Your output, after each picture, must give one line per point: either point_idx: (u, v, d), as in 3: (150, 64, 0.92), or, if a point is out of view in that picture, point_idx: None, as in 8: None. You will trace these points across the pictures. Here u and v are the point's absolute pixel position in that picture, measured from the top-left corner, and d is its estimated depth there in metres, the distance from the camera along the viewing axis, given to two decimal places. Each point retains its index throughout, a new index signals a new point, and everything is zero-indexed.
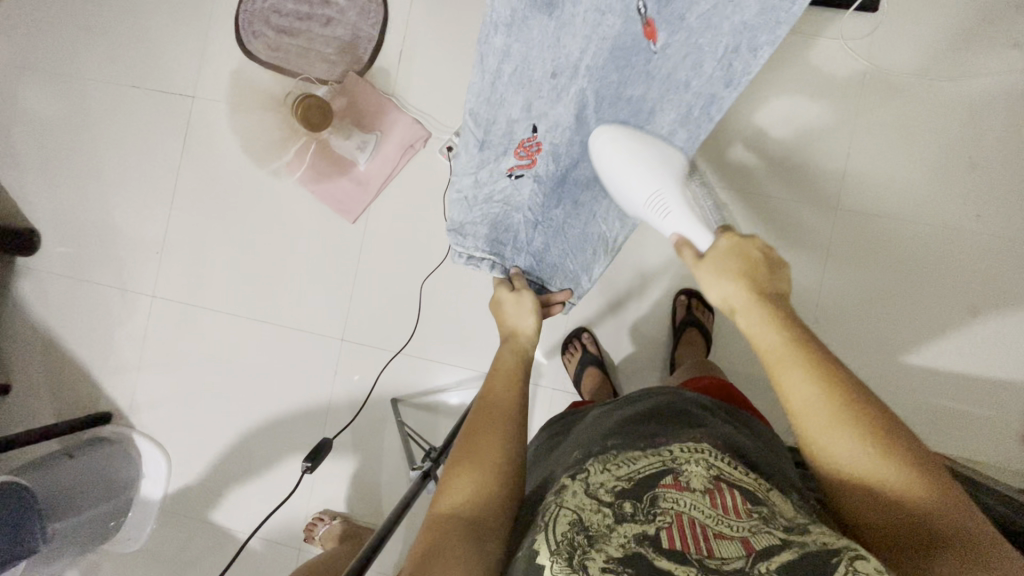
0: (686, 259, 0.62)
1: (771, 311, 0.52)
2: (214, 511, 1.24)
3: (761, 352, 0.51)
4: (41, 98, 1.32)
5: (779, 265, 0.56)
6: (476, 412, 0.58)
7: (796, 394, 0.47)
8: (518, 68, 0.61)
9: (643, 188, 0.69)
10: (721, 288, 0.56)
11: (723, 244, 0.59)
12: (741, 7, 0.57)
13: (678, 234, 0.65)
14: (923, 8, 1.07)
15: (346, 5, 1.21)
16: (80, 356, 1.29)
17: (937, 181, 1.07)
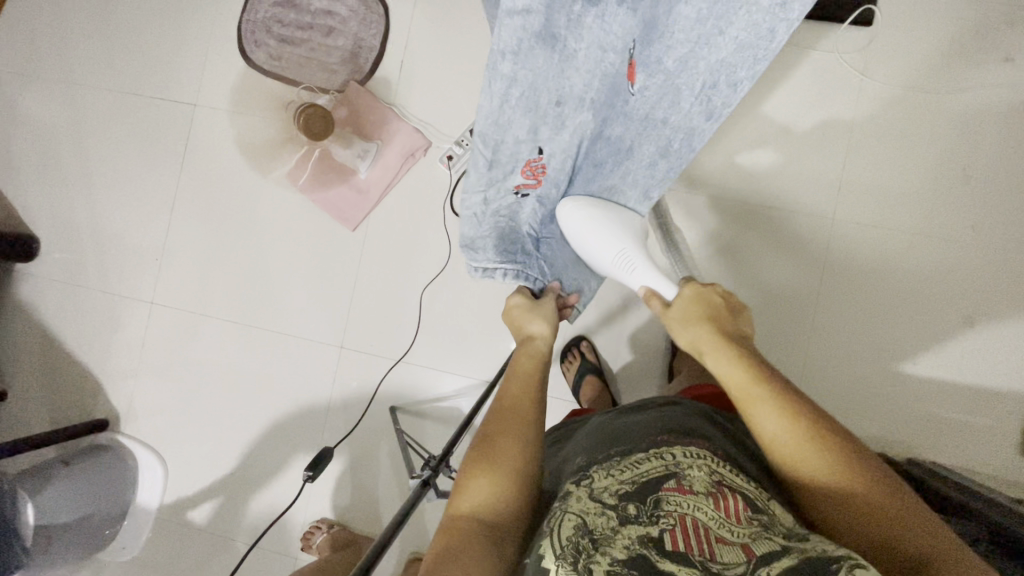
0: (654, 309, 0.72)
1: (734, 351, 0.57)
2: (210, 520, 1.23)
3: (731, 390, 0.54)
4: (43, 104, 1.33)
5: (737, 309, 0.65)
6: (492, 415, 0.58)
7: (766, 428, 0.50)
8: (523, 96, 0.53)
9: (608, 251, 0.76)
10: (687, 333, 0.64)
11: (688, 294, 0.68)
12: (717, 49, 0.55)
13: (644, 287, 0.75)
14: (916, 23, 1.09)
15: (348, 16, 1.23)
16: (78, 362, 1.29)
17: (932, 192, 1.09)
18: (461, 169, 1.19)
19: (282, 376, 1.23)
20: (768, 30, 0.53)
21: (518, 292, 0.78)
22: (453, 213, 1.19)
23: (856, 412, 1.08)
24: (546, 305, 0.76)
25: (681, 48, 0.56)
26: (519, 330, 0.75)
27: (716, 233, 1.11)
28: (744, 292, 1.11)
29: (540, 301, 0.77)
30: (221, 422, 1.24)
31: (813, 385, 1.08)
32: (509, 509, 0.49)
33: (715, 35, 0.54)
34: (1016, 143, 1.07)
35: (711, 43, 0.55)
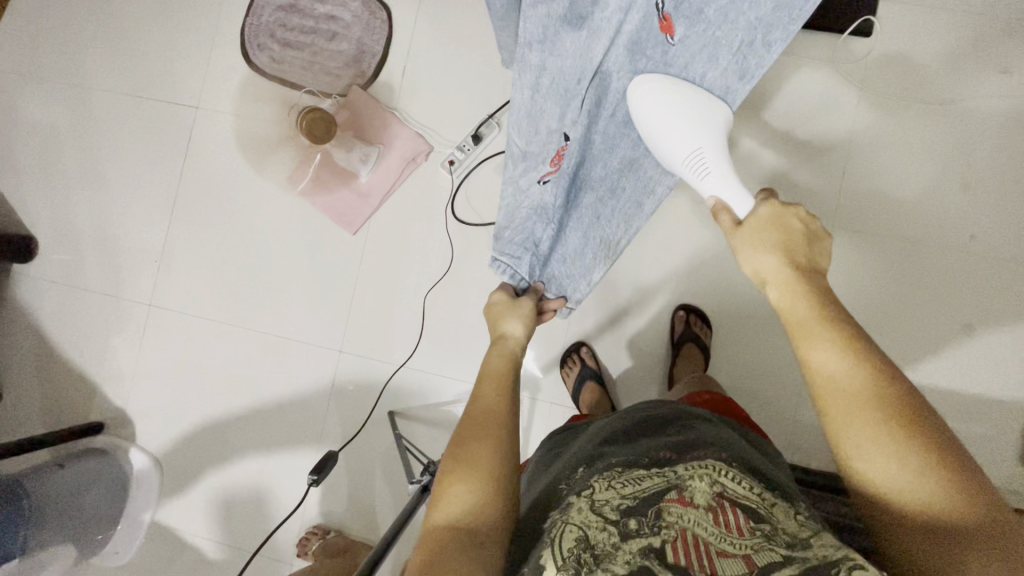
0: (725, 226, 0.64)
1: (801, 284, 0.55)
2: (205, 525, 1.22)
3: (792, 323, 0.54)
4: (43, 106, 1.32)
5: (817, 237, 0.60)
6: (465, 419, 0.58)
7: (817, 366, 0.50)
8: (554, 83, 0.49)
9: (680, 146, 0.63)
10: (755, 259, 0.59)
11: (766, 211, 0.61)
12: (756, 3, 0.50)
13: (714, 198, 0.66)
14: (915, 34, 1.10)
15: (352, 21, 1.23)
16: (74, 364, 1.28)
17: (931, 201, 1.09)
18: (462, 174, 1.19)
19: (279, 380, 1.22)
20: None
21: (500, 292, 0.80)
22: (454, 218, 1.19)
23: None
24: (523, 301, 0.77)
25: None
26: (497, 327, 0.75)
27: (716, 240, 1.12)
28: (744, 298, 1.12)
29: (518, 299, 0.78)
30: (218, 427, 1.23)
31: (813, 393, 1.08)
32: (489, 509, 0.49)
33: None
34: (1013, 153, 1.08)
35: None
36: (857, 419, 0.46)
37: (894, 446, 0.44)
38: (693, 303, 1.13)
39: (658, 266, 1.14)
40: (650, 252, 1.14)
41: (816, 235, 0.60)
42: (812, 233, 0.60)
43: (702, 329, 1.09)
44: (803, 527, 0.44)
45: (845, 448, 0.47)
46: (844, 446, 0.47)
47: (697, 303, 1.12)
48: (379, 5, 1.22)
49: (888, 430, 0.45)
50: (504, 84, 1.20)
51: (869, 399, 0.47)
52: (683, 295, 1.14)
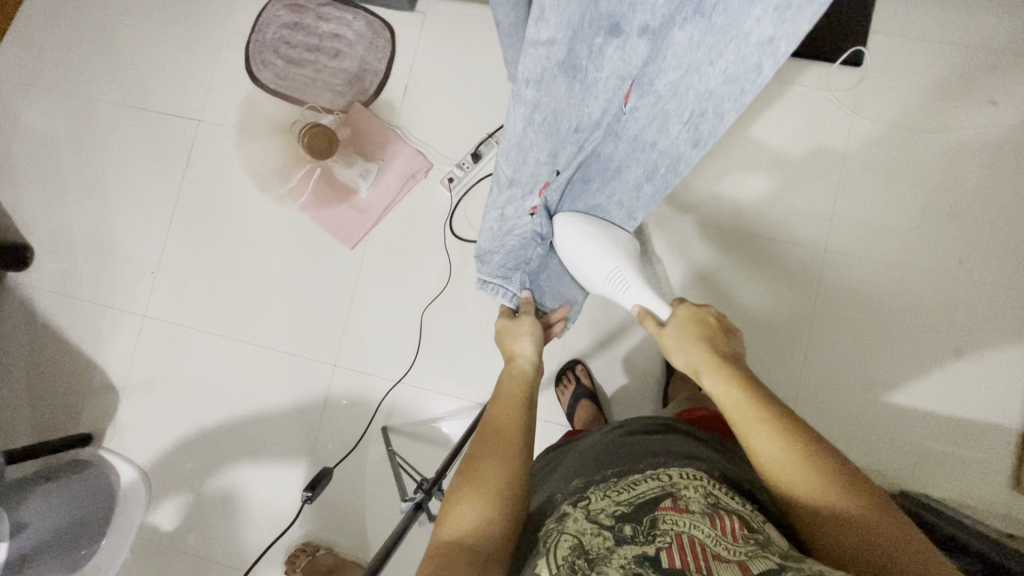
0: (650, 328, 0.70)
1: (732, 373, 0.57)
2: (194, 540, 1.20)
3: (725, 410, 0.55)
4: (45, 115, 1.33)
5: (733, 332, 0.65)
6: (478, 440, 0.58)
7: (760, 449, 0.50)
8: (546, 122, 0.50)
9: (600, 273, 0.76)
10: (683, 352, 0.63)
11: (683, 313, 0.66)
12: (706, 79, 0.48)
13: (636, 306, 0.74)
14: (904, 64, 1.14)
15: (356, 40, 1.25)
16: (65, 374, 1.27)
17: (920, 226, 1.11)
18: (461, 192, 1.21)
19: (272, 394, 1.22)
20: (765, 42, 0.42)
21: (502, 314, 0.80)
22: (452, 234, 1.20)
23: (845, 441, 1.08)
24: (527, 321, 0.76)
25: (674, 75, 0.48)
26: (506, 346, 0.75)
27: (711, 260, 1.13)
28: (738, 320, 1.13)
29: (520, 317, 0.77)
30: (209, 439, 1.22)
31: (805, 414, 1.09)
32: (498, 529, 0.49)
33: (706, 64, 0.46)
34: (1000, 182, 1.11)
35: (703, 69, 0.47)
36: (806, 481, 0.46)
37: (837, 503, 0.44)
38: None
39: None
40: None
41: (731, 328, 0.65)
42: (728, 327, 0.65)
43: None
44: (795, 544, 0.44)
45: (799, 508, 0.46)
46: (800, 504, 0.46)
47: None
48: (383, 25, 1.25)
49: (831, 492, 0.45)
50: (504, 104, 1.22)
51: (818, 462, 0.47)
52: None
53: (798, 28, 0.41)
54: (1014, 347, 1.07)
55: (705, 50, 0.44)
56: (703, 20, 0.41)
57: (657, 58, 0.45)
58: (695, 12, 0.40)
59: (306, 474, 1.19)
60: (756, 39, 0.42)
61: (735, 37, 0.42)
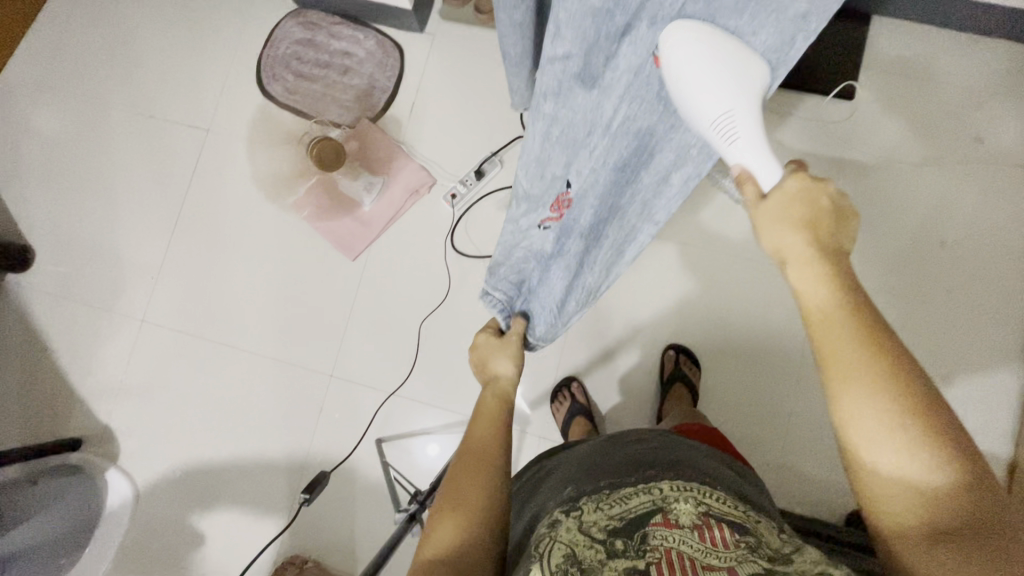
0: (748, 198, 0.51)
1: (830, 270, 0.46)
2: (177, 551, 1.18)
3: (811, 311, 0.46)
4: (55, 120, 1.35)
5: (847, 222, 0.49)
6: (458, 457, 0.59)
7: (844, 359, 0.43)
8: (564, 134, 0.50)
9: (707, 110, 0.47)
10: (776, 236, 0.49)
11: (792, 185, 0.48)
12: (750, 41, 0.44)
13: (740, 166, 0.50)
14: (895, 100, 1.18)
15: (365, 57, 1.29)
16: (58, 376, 1.26)
17: (910, 253, 1.14)
18: (463, 208, 1.23)
19: (267, 403, 1.21)
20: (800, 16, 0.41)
21: (484, 330, 0.81)
22: (453, 249, 1.22)
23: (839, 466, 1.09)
24: (511, 340, 0.77)
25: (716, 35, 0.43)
26: (485, 368, 0.76)
27: (707, 282, 1.16)
28: (731, 341, 1.15)
29: (506, 336, 0.79)
30: (200, 447, 1.22)
31: (795, 438, 1.10)
32: (480, 546, 0.50)
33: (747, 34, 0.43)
34: (987, 215, 1.14)
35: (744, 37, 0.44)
36: (883, 416, 0.41)
37: (916, 443, 0.40)
38: (682, 343, 1.16)
39: (649, 305, 1.17)
40: (642, 292, 1.17)
41: (845, 212, 0.49)
42: (842, 212, 0.49)
43: (691, 369, 1.10)
44: (786, 545, 0.45)
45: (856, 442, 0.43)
46: (864, 444, 0.42)
47: (687, 343, 1.14)
48: (393, 45, 1.28)
49: (913, 429, 0.40)
50: (508, 125, 1.25)
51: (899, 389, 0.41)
52: (674, 334, 1.16)
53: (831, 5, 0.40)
54: (999, 376, 1.09)
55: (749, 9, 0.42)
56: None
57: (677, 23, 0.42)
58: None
59: (295, 485, 1.18)
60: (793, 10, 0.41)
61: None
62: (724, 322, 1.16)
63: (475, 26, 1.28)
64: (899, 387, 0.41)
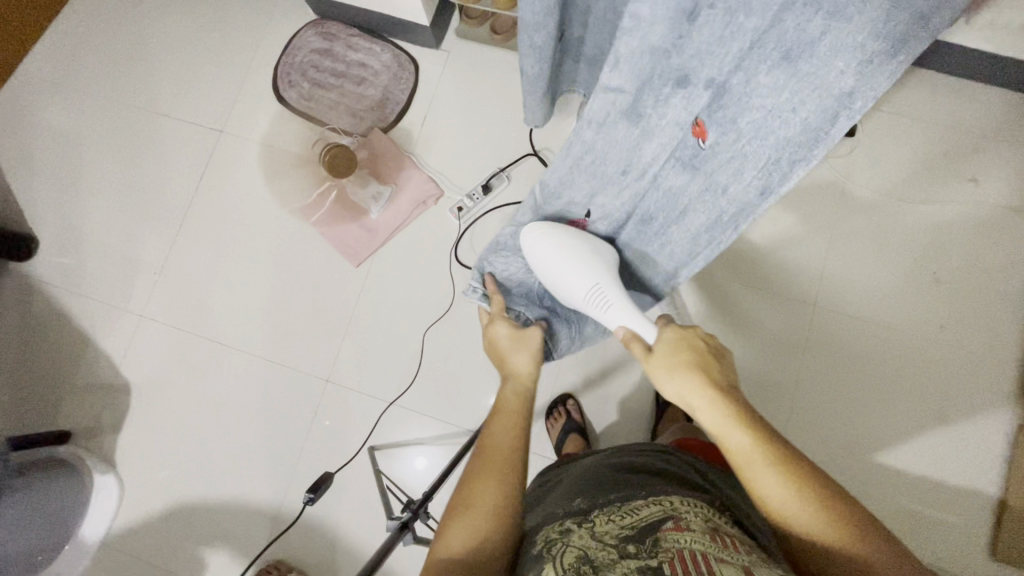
0: (636, 353, 0.64)
1: (728, 408, 0.53)
2: (163, 551, 1.17)
3: (726, 450, 0.52)
4: (68, 113, 1.37)
5: (724, 359, 0.60)
6: (475, 455, 0.57)
7: (767, 487, 0.49)
8: (592, 164, 0.63)
9: (580, 287, 0.71)
10: (675, 383, 0.58)
11: (670, 336, 0.61)
12: (787, 122, 0.47)
13: (621, 326, 0.69)
14: (894, 139, 1.22)
15: (381, 70, 1.32)
16: (52, 369, 1.26)
17: (905, 289, 1.17)
18: (469, 221, 1.24)
19: (262, 406, 1.21)
20: (846, 93, 0.42)
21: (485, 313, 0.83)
22: (457, 261, 1.23)
23: None
24: (532, 335, 0.74)
25: (756, 112, 0.47)
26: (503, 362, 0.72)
27: (706, 307, 1.17)
28: None
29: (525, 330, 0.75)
30: (192, 446, 1.21)
31: None
32: (495, 551, 0.51)
33: (789, 109, 0.46)
34: (980, 256, 1.17)
35: (785, 113, 0.46)
36: (816, 524, 0.47)
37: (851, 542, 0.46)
38: None
39: None
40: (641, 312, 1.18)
41: (722, 357, 0.59)
42: (719, 355, 0.60)
43: None
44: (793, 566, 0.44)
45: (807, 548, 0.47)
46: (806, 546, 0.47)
47: None
48: (408, 59, 1.31)
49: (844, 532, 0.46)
50: (518, 143, 1.27)
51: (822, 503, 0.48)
52: None
53: (877, 83, 0.41)
54: (990, 415, 1.11)
55: (789, 88, 0.44)
56: (788, 62, 0.42)
57: (719, 98, 0.49)
58: (782, 57, 0.43)
59: (285, 490, 1.17)
60: (838, 88, 0.42)
61: (817, 76, 0.42)
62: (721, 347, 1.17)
63: (491, 46, 1.31)
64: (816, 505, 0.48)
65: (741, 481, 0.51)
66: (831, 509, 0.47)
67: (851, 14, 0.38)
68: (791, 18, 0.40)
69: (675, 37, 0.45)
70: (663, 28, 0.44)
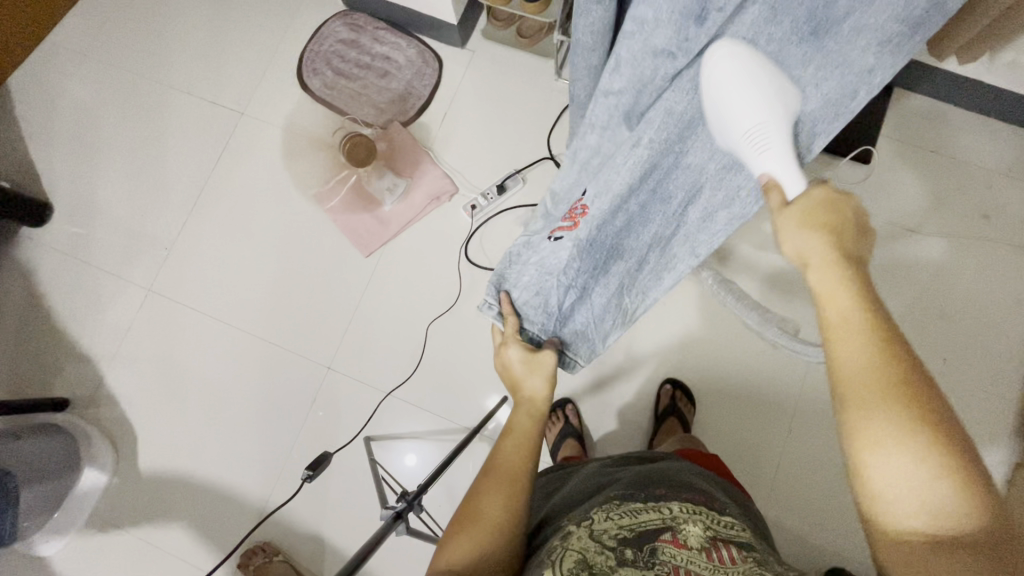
0: (771, 204, 0.54)
1: (851, 276, 0.46)
2: (149, 529, 1.17)
3: (827, 317, 0.45)
4: (92, 85, 1.38)
5: (867, 238, 0.50)
6: (483, 467, 0.59)
7: (847, 351, 0.43)
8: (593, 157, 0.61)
9: (742, 122, 0.54)
10: (795, 240, 0.50)
11: (817, 194, 0.51)
12: (808, 99, 0.55)
13: (767, 175, 0.55)
14: (908, 170, 1.22)
15: (405, 65, 1.33)
16: (54, 337, 1.26)
17: (911, 319, 1.17)
18: (481, 220, 1.25)
19: (261, 389, 1.22)
20: (867, 70, 0.52)
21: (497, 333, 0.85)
22: (466, 258, 1.23)
23: (823, 523, 1.08)
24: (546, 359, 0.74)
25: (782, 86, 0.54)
26: (517, 385, 0.73)
27: (711, 322, 1.18)
28: (728, 385, 1.16)
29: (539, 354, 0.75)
30: (189, 423, 1.22)
31: (781, 489, 1.10)
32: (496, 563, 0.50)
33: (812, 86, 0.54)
34: (988, 292, 1.17)
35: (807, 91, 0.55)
36: (883, 410, 0.40)
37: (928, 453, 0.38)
38: (680, 379, 1.16)
39: (651, 338, 1.18)
40: (645, 323, 1.19)
41: (866, 230, 0.50)
42: (864, 230, 0.50)
43: (686, 406, 1.11)
44: (787, 569, 0.45)
45: (856, 435, 0.41)
46: (858, 431, 0.41)
47: (684, 380, 1.15)
48: (433, 55, 1.33)
49: (917, 429, 0.39)
50: (536, 147, 1.28)
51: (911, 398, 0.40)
52: (671, 370, 1.17)
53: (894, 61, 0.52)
54: (986, 452, 1.11)
55: (813, 64, 0.53)
56: (813, 37, 0.51)
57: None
58: (810, 32, 0.50)
59: (278, 475, 1.18)
60: (859, 65, 0.52)
61: (839, 54, 0.51)
62: (724, 364, 1.17)
63: (516, 49, 1.32)
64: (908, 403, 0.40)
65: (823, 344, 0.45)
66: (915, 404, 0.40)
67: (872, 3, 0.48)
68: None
69: (680, 39, 0.48)
70: (669, 29, 0.46)
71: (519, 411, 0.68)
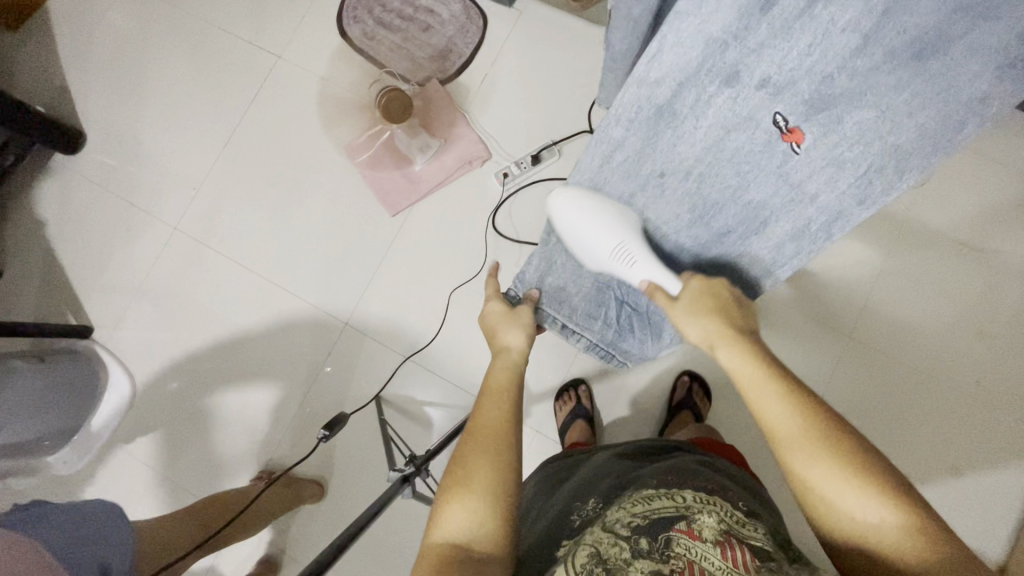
0: (660, 302, 0.64)
1: (748, 347, 0.55)
2: (168, 458, 1.21)
3: (741, 383, 0.53)
4: (130, 13, 1.35)
5: (746, 303, 0.62)
6: (467, 433, 0.56)
7: (769, 415, 0.49)
8: (625, 161, 0.63)
9: (605, 242, 0.66)
10: (697, 327, 0.59)
11: (699, 283, 0.62)
12: (900, 127, 0.50)
13: (645, 281, 0.66)
14: (973, 179, 1.14)
15: (448, 20, 1.28)
16: (80, 265, 1.28)
17: (948, 335, 1.12)
18: (512, 189, 1.21)
19: (278, 338, 1.23)
20: (979, 98, 0.46)
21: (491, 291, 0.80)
22: (493, 228, 1.21)
23: None
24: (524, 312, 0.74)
25: (868, 113, 0.50)
26: (493, 339, 0.72)
27: None
28: None
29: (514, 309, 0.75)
30: (205, 363, 1.23)
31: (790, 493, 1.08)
32: (494, 541, 0.48)
33: (904, 114, 0.49)
34: None
35: (900, 118, 0.50)
36: (815, 458, 0.46)
37: (871, 495, 0.43)
38: (699, 372, 1.14)
39: None
40: None
41: (743, 300, 0.62)
42: (742, 299, 0.62)
43: (701, 399, 1.09)
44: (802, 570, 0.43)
45: (804, 490, 0.46)
46: (808, 487, 0.46)
47: (704, 373, 1.13)
48: (478, 12, 1.27)
49: (853, 467, 0.44)
50: (575, 118, 1.23)
51: (826, 435, 0.46)
52: (691, 361, 1.15)
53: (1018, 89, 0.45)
54: (1008, 478, 1.07)
55: (912, 88, 0.47)
56: (919, 58, 0.45)
57: (824, 103, 0.50)
58: (912, 55, 0.45)
59: (289, 422, 1.20)
60: (971, 91, 0.46)
61: (947, 78, 0.46)
62: None
63: (566, 12, 1.25)
64: (836, 449, 0.45)
65: (749, 407, 0.52)
66: (836, 440, 0.46)
67: (1003, 15, 0.41)
68: (930, 20, 0.43)
69: (739, 28, 0.46)
70: (727, 16, 0.45)
71: (497, 368, 0.66)
